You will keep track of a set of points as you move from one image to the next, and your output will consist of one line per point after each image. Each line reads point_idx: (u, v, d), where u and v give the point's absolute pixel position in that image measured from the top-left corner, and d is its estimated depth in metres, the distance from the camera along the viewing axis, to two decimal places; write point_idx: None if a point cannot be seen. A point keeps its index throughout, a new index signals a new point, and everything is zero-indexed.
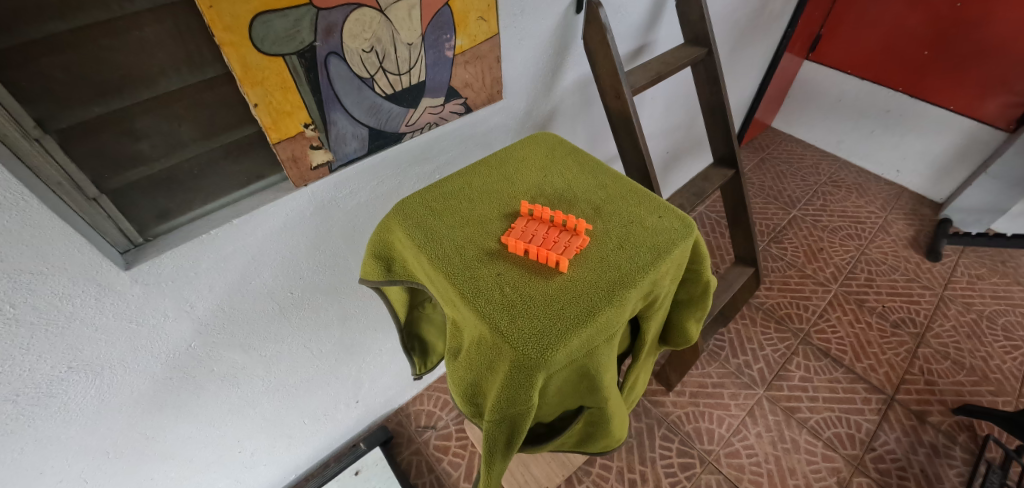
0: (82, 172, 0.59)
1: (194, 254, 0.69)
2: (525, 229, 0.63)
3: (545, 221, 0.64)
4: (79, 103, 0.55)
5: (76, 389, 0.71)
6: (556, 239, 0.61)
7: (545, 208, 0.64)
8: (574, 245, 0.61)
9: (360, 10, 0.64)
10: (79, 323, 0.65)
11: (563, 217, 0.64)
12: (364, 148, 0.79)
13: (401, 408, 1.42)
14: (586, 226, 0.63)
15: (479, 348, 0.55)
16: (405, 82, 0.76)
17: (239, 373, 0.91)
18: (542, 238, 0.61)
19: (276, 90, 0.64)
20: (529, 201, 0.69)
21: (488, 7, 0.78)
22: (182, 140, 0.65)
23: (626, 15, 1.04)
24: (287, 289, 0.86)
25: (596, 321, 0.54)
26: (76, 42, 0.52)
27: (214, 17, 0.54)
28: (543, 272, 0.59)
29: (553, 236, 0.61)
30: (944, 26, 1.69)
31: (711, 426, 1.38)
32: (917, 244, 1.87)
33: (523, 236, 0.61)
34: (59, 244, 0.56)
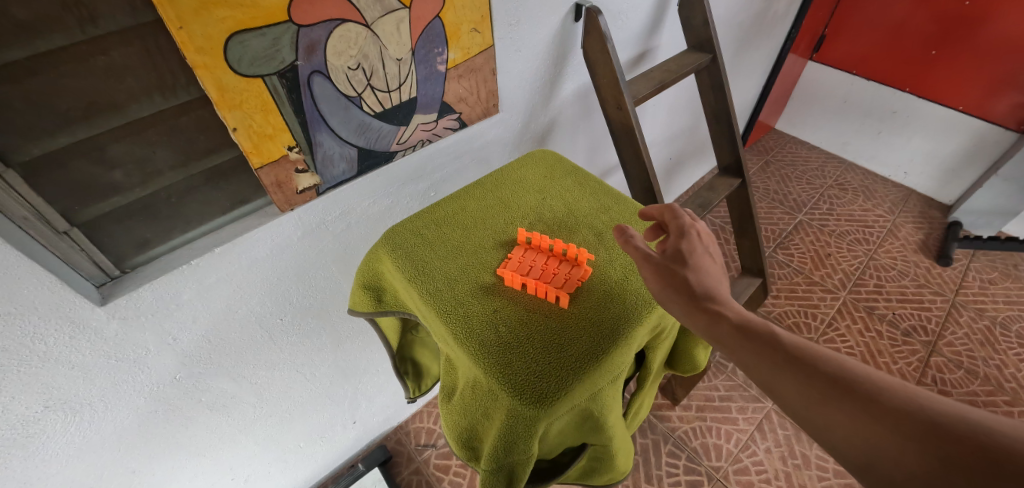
0: (50, 206, 0.55)
1: (174, 285, 0.66)
2: (518, 262, 0.59)
3: (541, 251, 0.61)
4: (43, 133, 0.52)
5: (53, 428, 0.67)
6: (556, 270, 0.58)
7: (544, 237, 0.61)
8: (575, 278, 0.57)
9: (345, 26, 0.60)
10: (54, 363, 0.61)
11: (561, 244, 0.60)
12: (353, 169, 0.75)
13: (400, 425, 1.38)
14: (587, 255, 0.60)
15: (475, 392, 0.52)
16: (395, 99, 0.72)
17: (229, 402, 0.88)
18: (539, 271, 0.57)
19: (256, 113, 0.60)
20: (527, 228, 0.65)
21: (482, 18, 0.74)
22: (158, 168, 0.62)
23: (627, 21, 1.00)
24: (277, 315, 0.82)
25: (601, 365, 0.50)
26: (35, 69, 0.49)
27: (185, 38, 0.50)
28: (542, 308, 0.55)
29: (552, 268, 0.58)
30: (952, 25, 1.65)
31: (719, 441, 1.34)
32: (927, 249, 1.83)
33: (518, 272, 0.57)
34: (26, 282, 0.53)
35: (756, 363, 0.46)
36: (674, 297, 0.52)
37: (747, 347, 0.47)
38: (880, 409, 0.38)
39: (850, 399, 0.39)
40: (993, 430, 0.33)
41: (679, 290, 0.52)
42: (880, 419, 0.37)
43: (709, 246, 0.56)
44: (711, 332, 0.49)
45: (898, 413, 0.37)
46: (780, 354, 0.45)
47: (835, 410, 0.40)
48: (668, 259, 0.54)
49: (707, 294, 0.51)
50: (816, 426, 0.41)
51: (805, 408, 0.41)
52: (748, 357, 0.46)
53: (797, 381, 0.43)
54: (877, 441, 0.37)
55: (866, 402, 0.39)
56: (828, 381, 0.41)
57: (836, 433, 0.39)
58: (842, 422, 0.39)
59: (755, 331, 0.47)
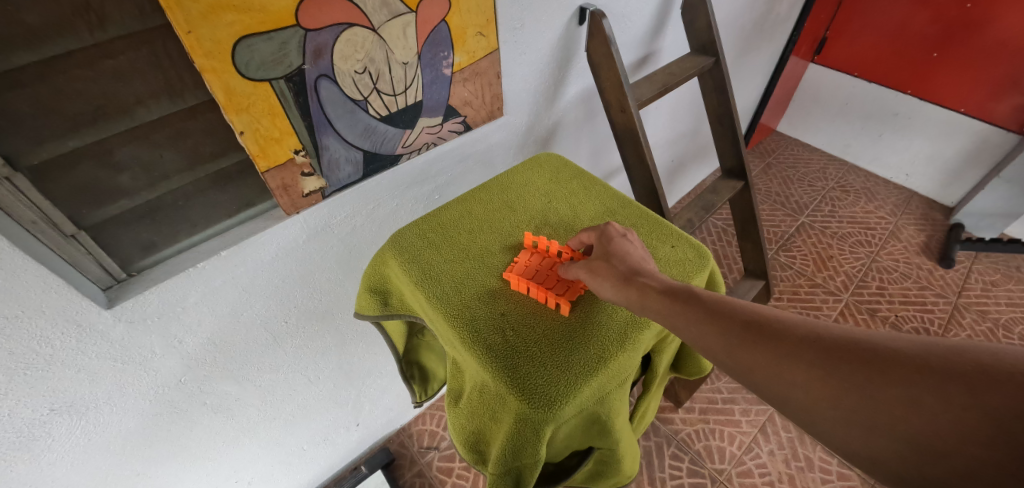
0: (58, 210, 0.55)
1: (180, 288, 0.66)
2: (524, 264, 0.59)
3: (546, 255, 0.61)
4: (52, 137, 0.52)
5: (58, 431, 0.67)
6: (559, 276, 0.58)
7: (551, 242, 0.61)
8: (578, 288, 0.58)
9: (352, 30, 0.61)
10: (60, 365, 0.61)
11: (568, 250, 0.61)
12: (359, 173, 0.75)
13: (403, 428, 1.38)
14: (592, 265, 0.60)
15: (482, 396, 0.52)
16: (401, 103, 0.72)
17: (233, 404, 0.88)
18: (544, 276, 0.58)
19: (263, 117, 0.60)
20: (534, 232, 0.66)
21: (488, 22, 0.75)
22: (165, 171, 0.62)
23: (631, 24, 1.00)
24: (282, 317, 0.82)
25: (607, 369, 0.50)
26: (44, 73, 0.49)
27: (193, 42, 0.50)
28: (545, 314, 0.56)
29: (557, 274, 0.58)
30: (953, 27, 1.65)
31: (723, 444, 1.33)
32: (929, 250, 1.83)
33: (524, 275, 0.57)
34: (34, 286, 0.53)
35: (717, 344, 0.46)
36: (613, 291, 0.53)
37: (702, 330, 0.47)
38: (838, 358, 0.39)
39: (811, 355, 0.40)
40: (933, 351, 0.36)
41: (615, 280, 0.54)
42: (841, 368, 0.39)
43: (626, 237, 0.59)
44: (665, 320, 0.49)
45: (855, 357, 0.38)
46: (701, 306, 0.48)
47: (800, 371, 0.40)
48: (596, 258, 0.57)
49: (648, 282, 0.52)
50: (739, 368, 0.44)
51: (729, 353, 0.45)
52: (706, 339, 0.46)
53: (758, 352, 0.43)
54: (846, 390, 0.38)
55: (825, 355, 0.40)
56: (785, 344, 0.42)
57: (807, 394, 0.40)
58: (810, 382, 0.40)
59: (707, 312, 0.48)
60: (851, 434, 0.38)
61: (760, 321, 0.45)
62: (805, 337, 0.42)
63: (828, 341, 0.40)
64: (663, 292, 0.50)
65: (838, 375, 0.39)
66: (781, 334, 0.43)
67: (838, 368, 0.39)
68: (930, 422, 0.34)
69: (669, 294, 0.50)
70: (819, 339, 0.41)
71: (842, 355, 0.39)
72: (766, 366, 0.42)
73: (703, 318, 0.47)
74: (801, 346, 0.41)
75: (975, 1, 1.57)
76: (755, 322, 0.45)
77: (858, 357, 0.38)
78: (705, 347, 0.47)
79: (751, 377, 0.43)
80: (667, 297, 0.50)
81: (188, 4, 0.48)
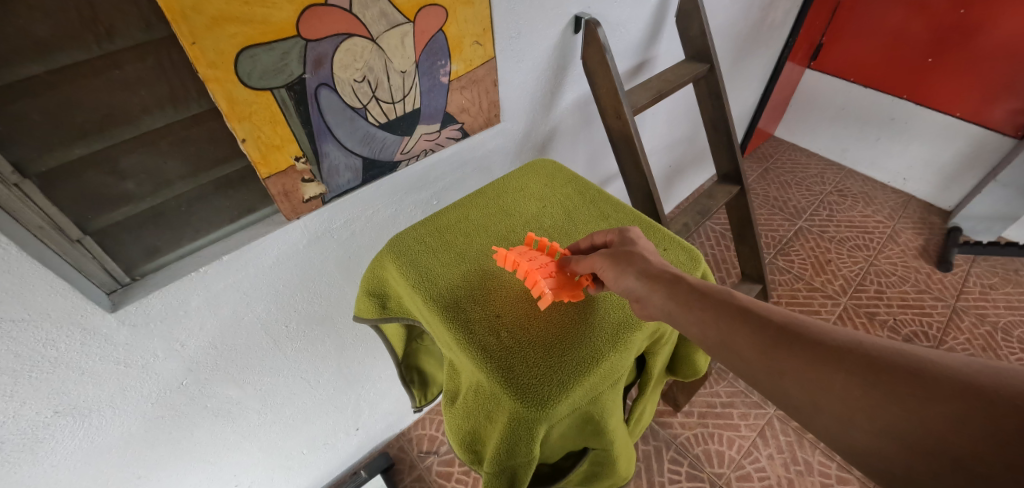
0: (65, 215, 0.56)
1: (182, 292, 0.67)
2: (525, 252, 0.60)
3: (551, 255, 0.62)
4: (60, 145, 0.54)
5: (62, 433, 0.68)
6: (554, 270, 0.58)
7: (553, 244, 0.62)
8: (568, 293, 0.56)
9: (351, 40, 0.62)
10: (64, 368, 0.62)
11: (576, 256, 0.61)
12: (358, 179, 0.77)
13: (402, 433, 1.38)
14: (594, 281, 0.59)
15: (477, 395, 0.53)
16: (399, 110, 0.74)
17: (234, 408, 0.88)
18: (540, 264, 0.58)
19: (265, 125, 0.62)
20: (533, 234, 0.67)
21: (484, 31, 0.76)
22: (169, 178, 0.63)
23: (626, 32, 1.02)
24: (282, 321, 0.84)
25: (600, 368, 0.52)
26: (53, 83, 0.51)
27: (197, 53, 0.52)
28: (537, 316, 0.57)
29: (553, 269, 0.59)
30: (948, 32, 1.67)
31: (722, 448, 1.33)
32: (927, 254, 1.84)
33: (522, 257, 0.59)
34: (40, 290, 0.54)
35: (746, 345, 0.45)
36: (635, 281, 0.53)
37: (732, 331, 0.46)
38: (880, 370, 0.38)
39: (851, 364, 0.39)
40: (985, 373, 0.34)
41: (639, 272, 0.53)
42: (882, 381, 0.37)
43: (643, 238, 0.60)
44: (693, 320, 0.48)
45: (898, 371, 0.37)
46: (733, 307, 0.47)
47: (836, 381, 0.39)
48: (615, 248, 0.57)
49: (678, 280, 0.52)
50: (768, 371, 0.43)
51: (758, 356, 0.44)
52: (735, 340, 0.45)
53: (791, 356, 0.42)
54: (885, 404, 0.36)
55: (865, 367, 0.38)
56: (821, 351, 0.41)
57: (840, 404, 0.38)
58: (846, 392, 0.38)
59: (739, 313, 0.47)
60: (882, 450, 0.37)
61: (795, 326, 0.44)
62: (843, 346, 0.40)
63: (869, 353, 0.39)
64: (693, 292, 0.50)
65: (876, 387, 0.37)
66: (817, 340, 0.42)
67: (878, 381, 0.37)
68: (974, 445, 0.32)
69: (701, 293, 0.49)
70: (860, 350, 0.40)
71: (884, 368, 0.38)
72: (798, 371, 0.41)
73: (733, 318, 0.46)
74: (838, 355, 0.40)
75: (968, 7, 1.59)
76: (789, 327, 0.44)
77: (902, 371, 0.37)
78: (733, 348, 0.45)
79: (780, 382, 0.42)
80: (698, 295, 0.49)
81: (193, 16, 0.50)
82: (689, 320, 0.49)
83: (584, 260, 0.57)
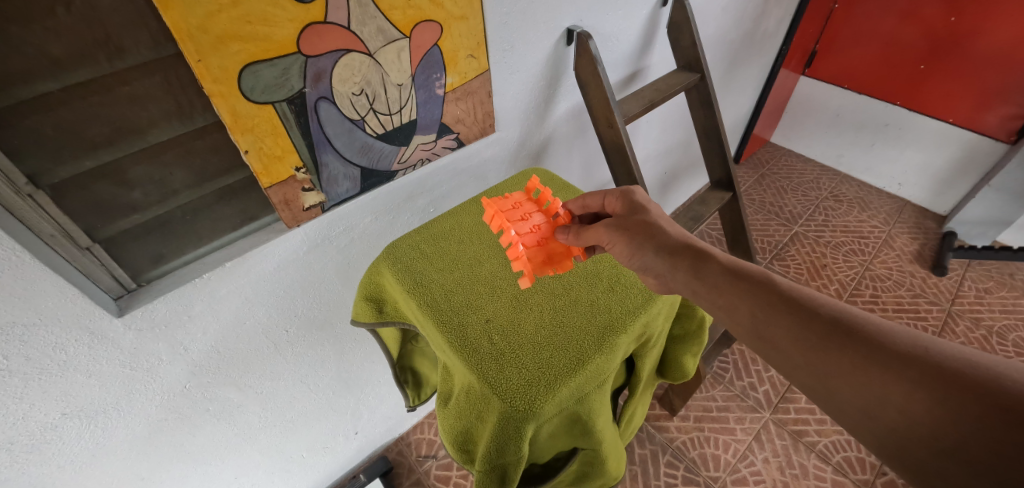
0: (75, 224, 0.59)
1: (187, 298, 0.69)
2: (520, 210, 0.66)
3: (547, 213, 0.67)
4: (71, 157, 0.56)
5: (69, 435, 0.70)
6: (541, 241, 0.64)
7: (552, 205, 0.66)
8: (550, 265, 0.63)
9: (349, 56, 0.65)
10: (73, 371, 0.64)
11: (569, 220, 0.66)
12: (357, 188, 0.79)
13: (401, 437, 1.40)
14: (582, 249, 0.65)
15: (469, 397, 0.56)
16: (396, 122, 0.77)
17: (235, 411, 0.90)
18: (531, 228, 0.64)
19: (266, 136, 0.64)
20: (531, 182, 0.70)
21: (478, 45, 0.79)
22: (174, 187, 0.66)
23: (618, 43, 1.05)
24: (283, 326, 0.86)
25: (586, 369, 0.55)
26: (66, 99, 0.54)
27: (203, 70, 0.55)
28: (528, 310, 0.62)
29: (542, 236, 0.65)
30: (939, 39, 1.70)
31: (717, 452, 1.35)
32: (922, 258, 1.85)
33: (513, 218, 0.64)
34: (52, 296, 0.57)
35: (790, 342, 0.49)
36: (656, 256, 0.59)
37: (778, 326, 0.50)
38: (937, 377, 0.41)
39: (906, 372, 0.42)
40: None
41: (657, 249, 0.60)
42: (935, 388, 0.41)
43: (648, 206, 0.64)
44: (740, 314, 0.53)
45: (953, 380, 0.41)
46: (786, 301, 0.51)
47: (886, 383, 0.43)
48: (622, 218, 0.63)
49: (709, 260, 0.57)
50: (816, 367, 0.47)
51: (805, 352, 0.48)
52: (779, 334, 0.50)
53: (840, 355, 0.46)
54: (936, 409, 0.40)
55: (919, 373, 0.42)
56: (872, 353, 0.45)
57: (886, 404, 0.43)
58: (895, 394, 0.42)
59: (788, 308, 0.51)
60: (920, 448, 0.42)
61: (848, 324, 0.47)
62: (900, 349, 0.44)
63: (925, 359, 0.43)
64: (727, 278, 0.55)
65: (928, 394, 0.41)
66: (870, 341, 0.45)
67: (931, 388, 0.41)
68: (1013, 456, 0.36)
69: (747, 285, 0.54)
70: (916, 355, 0.43)
71: (941, 374, 0.41)
72: (845, 370, 0.45)
73: (780, 312, 0.51)
74: (892, 359, 0.44)
75: (959, 15, 1.62)
76: (841, 325, 0.47)
77: (958, 380, 0.40)
78: (776, 342, 0.50)
79: (828, 380, 0.47)
80: (745, 287, 0.54)
81: (199, 35, 0.53)
82: (735, 312, 0.54)
83: (586, 230, 0.62)
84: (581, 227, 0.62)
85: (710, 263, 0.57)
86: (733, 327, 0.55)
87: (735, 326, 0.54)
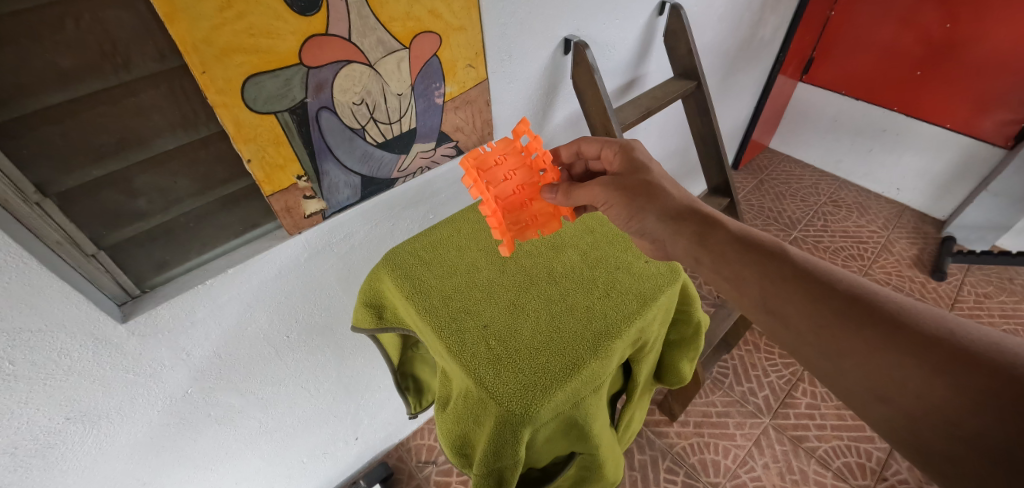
0: (81, 231, 0.60)
1: (190, 304, 0.71)
2: (503, 168, 0.63)
3: (532, 167, 0.65)
4: (78, 166, 0.58)
5: (72, 440, 0.71)
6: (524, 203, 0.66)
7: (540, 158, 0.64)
8: (537, 225, 0.67)
9: (350, 67, 0.66)
10: (77, 376, 0.65)
11: (555, 178, 0.66)
12: (357, 195, 0.80)
13: (401, 443, 1.40)
14: (569, 209, 0.68)
15: (465, 402, 0.57)
16: (396, 130, 0.78)
17: (236, 416, 0.91)
18: (515, 190, 0.64)
19: (269, 145, 0.65)
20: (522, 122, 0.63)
21: (477, 55, 0.81)
22: (178, 196, 0.67)
23: (615, 52, 1.07)
24: (284, 332, 0.87)
25: (582, 374, 0.56)
26: (74, 110, 0.55)
27: (207, 81, 0.56)
28: (524, 308, 0.64)
29: (527, 195, 0.66)
30: (935, 46, 1.71)
31: (717, 457, 1.34)
32: (921, 263, 1.85)
33: (497, 182, 0.62)
34: (58, 302, 0.58)
35: (801, 319, 0.52)
36: (659, 222, 0.63)
37: (791, 301, 0.52)
38: (958, 361, 0.43)
39: (926, 356, 0.44)
40: None
41: (660, 214, 0.63)
42: (955, 371, 0.42)
43: (649, 166, 0.68)
44: (754, 288, 0.55)
45: (977, 364, 0.42)
46: (804, 277, 0.53)
47: (904, 365, 0.45)
48: (624, 179, 0.66)
49: (718, 229, 0.60)
50: (830, 344, 0.49)
51: (816, 328, 0.50)
52: (791, 309, 0.52)
53: (856, 333, 0.48)
54: (953, 394, 0.42)
55: (941, 357, 0.43)
56: (892, 333, 0.46)
57: (900, 385, 0.45)
58: (914, 377, 0.44)
59: (801, 283, 0.53)
60: (932, 430, 0.44)
61: (866, 302, 0.49)
62: (925, 330, 0.45)
63: (950, 342, 0.44)
64: (737, 247, 0.57)
65: (949, 378, 0.42)
66: (890, 321, 0.47)
67: (953, 372, 0.42)
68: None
69: (764, 259, 0.56)
70: (939, 337, 0.45)
71: (963, 357, 0.43)
72: (859, 349, 0.47)
73: (794, 286, 0.53)
74: (914, 340, 0.45)
75: (954, 22, 1.64)
76: (859, 302, 0.49)
77: (982, 365, 0.42)
78: (787, 316, 0.53)
79: (840, 357, 0.49)
80: (761, 262, 0.56)
81: (203, 48, 0.54)
82: (745, 285, 0.56)
83: (578, 189, 0.63)
84: (572, 186, 0.63)
85: (718, 232, 0.60)
86: (742, 302, 0.57)
87: (741, 298, 0.57)
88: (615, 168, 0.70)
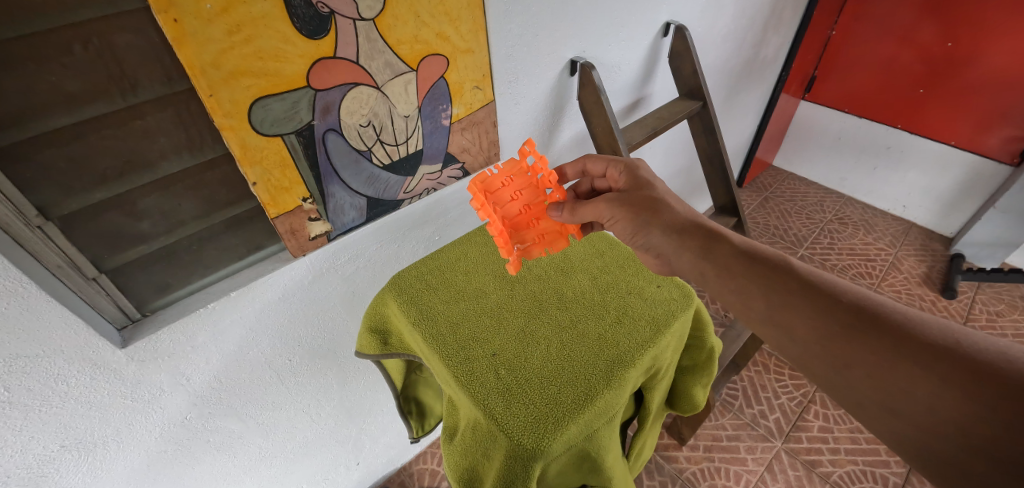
0: (82, 254, 0.59)
1: (191, 328, 0.69)
2: (508, 190, 0.62)
3: (538, 186, 0.64)
4: (83, 189, 0.57)
5: (66, 468, 0.69)
6: (527, 224, 0.65)
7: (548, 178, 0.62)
8: (543, 244, 0.66)
9: (357, 89, 0.66)
10: (73, 402, 0.63)
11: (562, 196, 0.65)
12: (362, 217, 0.79)
13: (404, 467, 1.36)
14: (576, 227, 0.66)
15: (474, 433, 0.55)
16: (403, 152, 0.77)
17: (235, 442, 0.88)
18: (522, 210, 0.63)
19: (275, 168, 0.65)
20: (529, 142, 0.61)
21: (483, 77, 0.80)
22: (182, 218, 0.66)
23: (620, 73, 1.07)
24: (286, 356, 0.85)
25: (594, 406, 0.54)
26: (80, 133, 0.54)
27: (214, 104, 0.56)
28: (533, 335, 0.62)
29: (533, 214, 0.65)
30: (936, 64, 1.72)
31: (729, 483, 1.30)
32: (931, 281, 1.83)
33: (502, 203, 0.62)
34: (56, 327, 0.56)
35: (808, 334, 0.49)
36: (664, 234, 0.61)
37: (798, 315, 0.50)
38: (971, 371, 0.41)
39: (938, 366, 0.42)
40: None
41: (664, 226, 0.62)
42: (965, 384, 0.41)
43: (653, 182, 0.67)
44: (759, 301, 0.53)
45: (985, 375, 0.41)
46: (813, 288, 0.51)
47: (914, 378, 0.43)
48: (628, 193, 0.65)
49: (723, 241, 0.58)
50: (839, 360, 0.47)
51: (823, 342, 0.48)
52: (795, 323, 0.50)
53: (863, 346, 0.46)
54: (968, 407, 0.40)
55: (952, 368, 0.42)
56: (900, 343, 0.45)
57: (909, 398, 0.43)
58: (924, 389, 0.43)
59: (807, 294, 0.51)
60: (947, 446, 0.42)
61: (875, 312, 0.47)
62: (933, 341, 0.44)
63: (957, 352, 0.43)
64: (741, 258, 0.56)
65: (959, 390, 0.41)
66: (898, 331, 0.45)
67: (963, 383, 0.41)
68: None
69: (768, 270, 0.54)
70: (946, 347, 0.43)
71: (976, 367, 0.41)
72: (866, 362, 0.46)
73: (800, 299, 0.51)
74: (923, 351, 0.43)
75: (955, 40, 1.65)
76: (865, 313, 0.47)
77: (993, 377, 0.40)
78: (794, 329, 0.51)
79: (848, 372, 0.47)
80: (768, 272, 0.54)
81: (211, 71, 0.54)
82: (749, 296, 0.54)
83: (584, 207, 0.61)
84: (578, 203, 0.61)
85: (723, 243, 0.58)
86: (748, 315, 0.55)
87: (746, 310, 0.55)
88: (621, 186, 0.69)
